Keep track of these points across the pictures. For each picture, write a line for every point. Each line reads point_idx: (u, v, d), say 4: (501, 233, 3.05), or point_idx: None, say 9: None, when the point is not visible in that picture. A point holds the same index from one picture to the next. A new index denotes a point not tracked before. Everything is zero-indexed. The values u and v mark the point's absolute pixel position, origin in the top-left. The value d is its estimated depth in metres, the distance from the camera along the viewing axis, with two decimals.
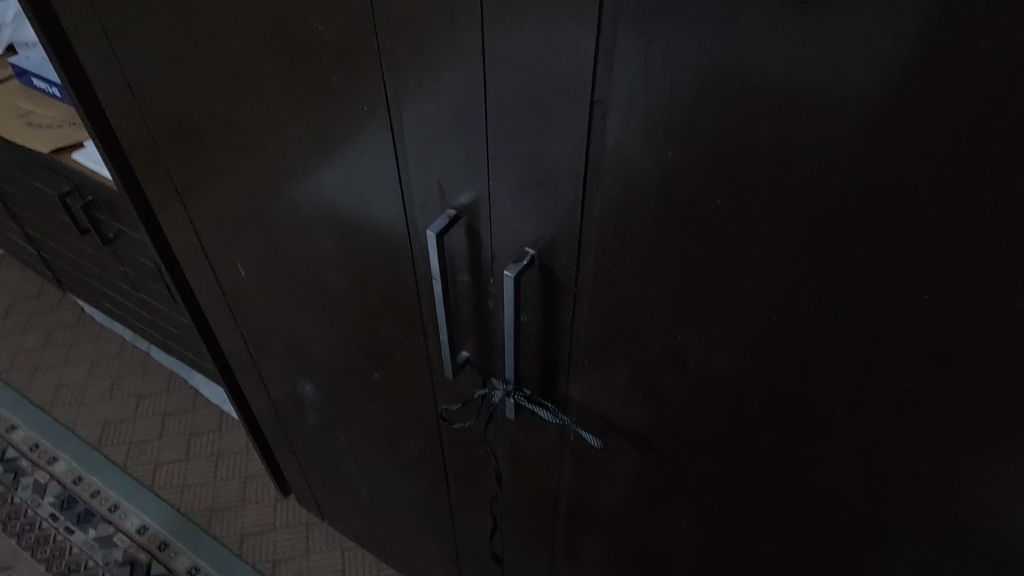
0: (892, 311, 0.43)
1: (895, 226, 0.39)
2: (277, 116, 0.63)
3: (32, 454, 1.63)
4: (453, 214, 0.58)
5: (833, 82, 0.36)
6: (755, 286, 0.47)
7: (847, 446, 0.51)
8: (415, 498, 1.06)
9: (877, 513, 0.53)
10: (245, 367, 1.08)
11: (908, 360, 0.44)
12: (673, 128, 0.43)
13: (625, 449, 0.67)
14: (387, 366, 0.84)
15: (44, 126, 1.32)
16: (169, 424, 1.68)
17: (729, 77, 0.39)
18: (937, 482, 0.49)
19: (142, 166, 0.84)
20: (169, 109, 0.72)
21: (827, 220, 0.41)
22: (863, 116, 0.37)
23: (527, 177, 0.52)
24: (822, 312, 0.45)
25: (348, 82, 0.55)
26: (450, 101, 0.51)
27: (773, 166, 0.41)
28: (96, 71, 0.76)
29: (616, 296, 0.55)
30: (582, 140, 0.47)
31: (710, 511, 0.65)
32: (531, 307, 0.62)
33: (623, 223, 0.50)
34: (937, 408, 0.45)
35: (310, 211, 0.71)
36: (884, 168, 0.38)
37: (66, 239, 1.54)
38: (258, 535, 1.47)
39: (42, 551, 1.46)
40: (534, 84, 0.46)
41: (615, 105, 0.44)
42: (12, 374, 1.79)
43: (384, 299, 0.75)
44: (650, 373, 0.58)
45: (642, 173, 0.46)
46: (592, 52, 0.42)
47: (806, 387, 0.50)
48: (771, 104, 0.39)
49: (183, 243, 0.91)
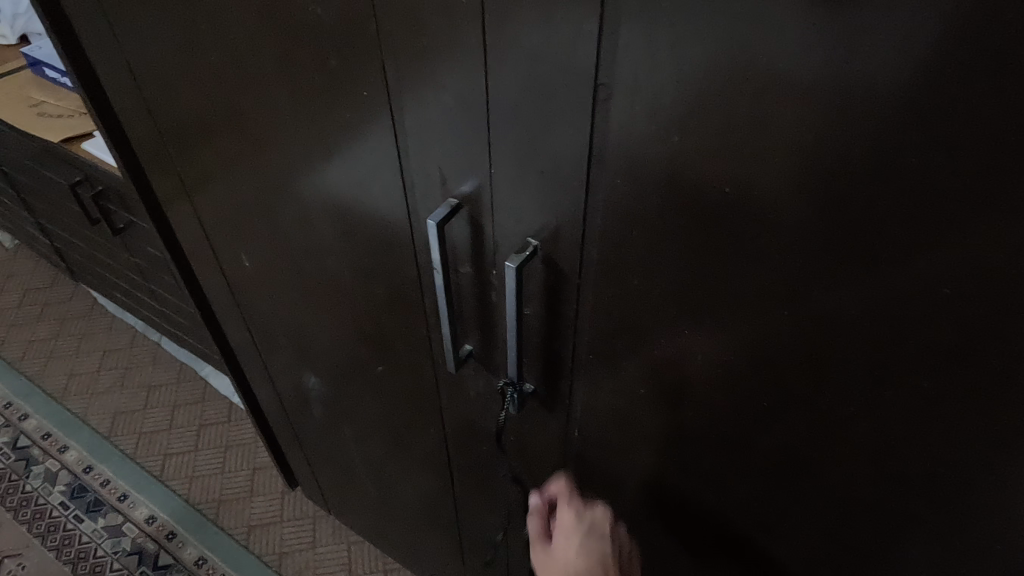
0: (909, 307, 0.41)
1: (914, 216, 0.37)
2: (279, 104, 0.61)
3: (43, 443, 1.64)
4: (455, 203, 0.57)
5: (851, 68, 0.34)
6: (766, 278, 0.45)
7: (858, 446, 0.49)
8: (421, 492, 1.05)
9: (892, 517, 0.52)
10: (251, 359, 1.08)
11: (925, 357, 0.42)
12: (680, 114, 0.41)
13: (630, 445, 0.65)
14: (390, 360, 0.83)
15: (57, 116, 1.33)
16: (179, 413, 1.68)
17: (736, 62, 0.37)
18: (955, 486, 0.46)
19: (146, 156, 0.83)
20: (170, 97, 0.70)
21: (842, 210, 0.39)
22: (883, 101, 0.35)
23: (528, 164, 0.50)
24: (835, 307, 0.43)
25: (346, 66, 0.54)
26: (450, 85, 0.49)
27: (784, 154, 0.39)
28: (98, 58, 0.75)
29: (622, 288, 0.53)
30: (586, 126, 0.45)
31: (716, 509, 0.63)
32: (534, 300, 0.60)
33: (626, 213, 0.48)
34: (956, 410, 0.43)
35: (312, 202, 0.69)
36: (904, 154, 0.36)
37: (78, 230, 1.55)
38: (265, 527, 1.47)
39: (52, 539, 1.47)
40: (537, 67, 0.44)
41: (620, 89, 0.42)
42: (25, 363, 1.80)
43: (387, 292, 0.74)
44: (656, 368, 0.56)
45: (649, 162, 0.44)
46: (595, 31, 0.40)
47: (820, 387, 0.48)
48: (784, 86, 0.37)
49: (188, 235, 0.90)
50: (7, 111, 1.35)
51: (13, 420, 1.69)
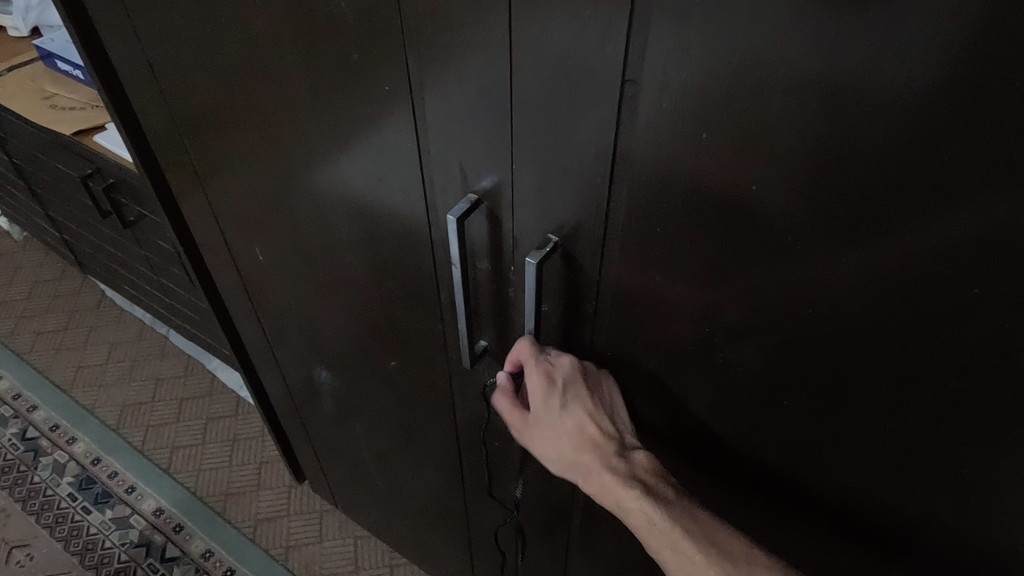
0: (937, 307, 0.40)
1: (944, 216, 0.37)
2: (299, 98, 0.61)
3: (51, 434, 1.64)
4: (474, 199, 0.57)
5: (884, 68, 0.34)
6: (790, 277, 0.45)
7: (880, 444, 0.50)
8: (430, 487, 1.05)
9: (912, 514, 0.52)
10: (262, 353, 1.08)
11: (953, 356, 0.42)
12: (708, 111, 0.41)
13: (647, 441, 0.66)
14: (404, 355, 0.83)
15: (69, 109, 1.33)
16: (186, 406, 1.69)
17: (766, 61, 0.37)
18: (977, 483, 0.47)
19: (162, 149, 0.83)
20: (189, 90, 0.71)
21: (870, 210, 0.39)
22: (917, 99, 0.34)
23: (551, 160, 0.50)
24: (861, 306, 0.43)
25: (369, 61, 0.54)
26: (473, 80, 0.49)
27: (813, 152, 0.39)
28: (116, 50, 0.75)
29: (643, 285, 0.53)
30: (611, 122, 0.45)
31: (733, 505, 0.63)
32: (552, 296, 0.60)
33: (649, 210, 0.48)
34: (982, 411, 0.43)
35: (329, 197, 0.69)
36: (937, 154, 0.35)
37: (88, 223, 1.55)
38: (272, 521, 1.47)
39: (60, 530, 1.48)
40: (564, 63, 0.44)
41: (647, 85, 0.42)
42: (34, 355, 1.81)
43: (403, 287, 0.74)
44: (675, 365, 0.57)
45: (675, 159, 0.44)
46: (625, 28, 0.40)
47: (842, 386, 0.48)
48: (815, 85, 0.36)
49: (203, 228, 0.91)
50: (20, 103, 1.36)
51: (22, 411, 1.69)
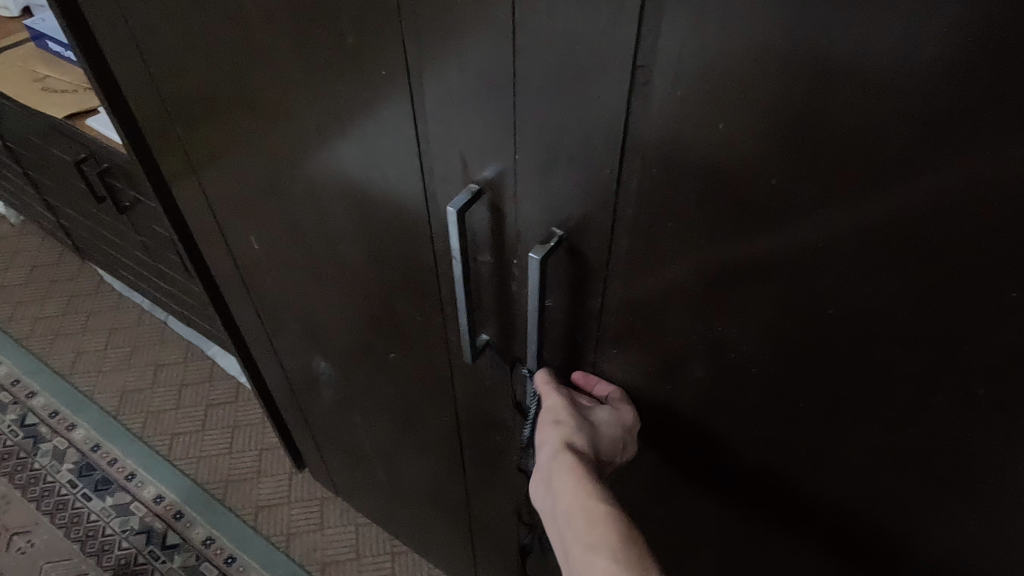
0: (967, 309, 0.38)
1: (979, 214, 0.35)
2: (292, 82, 0.59)
3: (51, 421, 1.63)
4: (476, 190, 0.54)
5: (917, 56, 0.32)
6: (808, 277, 0.43)
7: (897, 449, 0.48)
8: (432, 477, 1.04)
9: (928, 520, 0.50)
10: (260, 342, 1.06)
11: (982, 361, 0.40)
12: (726, 100, 0.38)
13: (654, 441, 0.64)
14: (403, 346, 0.82)
15: (61, 91, 1.30)
16: (187, 392, 1.67)
17: (789, 47, 0.34)
18: (997, 490, 0.45)
19: (153, 135, 0.80)
20: (178, 75, 0.68)
21: (899, 207, 0.37)
22: (956, 91, 0.32)
23: (557, 150, 0.47)
24: (884, 307, 0.41)
25: (364, 44, 0.51)
26: (475, 64, 0.47)
27: (838, 145, 0.36)
28: (103, 31, 0.72)
29: (652, 282, 0.51)
30: (621, 110, 0.42)
31: (741, 504, 0.62)
32: (557, 290, 0.58)
33: (661, 205, 0.46)
34: (1009, 420, 0.41)
35: (326, 184, 0.67)
36: (975, 148, 0.33)
37: (83, 208, 1.53)
38: (272, 508, 1.47)
39: (60, 517, 1.47)
40: (571, 46, 0.41)
41: (660, 72, 0.39)
42: (32, 340, 1.79)
43: (402, 279, 0.72)
44: (684, 363, 0.55)
45: (688, 151, 0.42)
46: (636, 12, 0.38)
47: (860, 388, 0.46)
48: (844, 72, 0.34)
49: (197, 217, 0.89)
50: (10, 85, 1.33)
51: (21, 397, 1.68)
